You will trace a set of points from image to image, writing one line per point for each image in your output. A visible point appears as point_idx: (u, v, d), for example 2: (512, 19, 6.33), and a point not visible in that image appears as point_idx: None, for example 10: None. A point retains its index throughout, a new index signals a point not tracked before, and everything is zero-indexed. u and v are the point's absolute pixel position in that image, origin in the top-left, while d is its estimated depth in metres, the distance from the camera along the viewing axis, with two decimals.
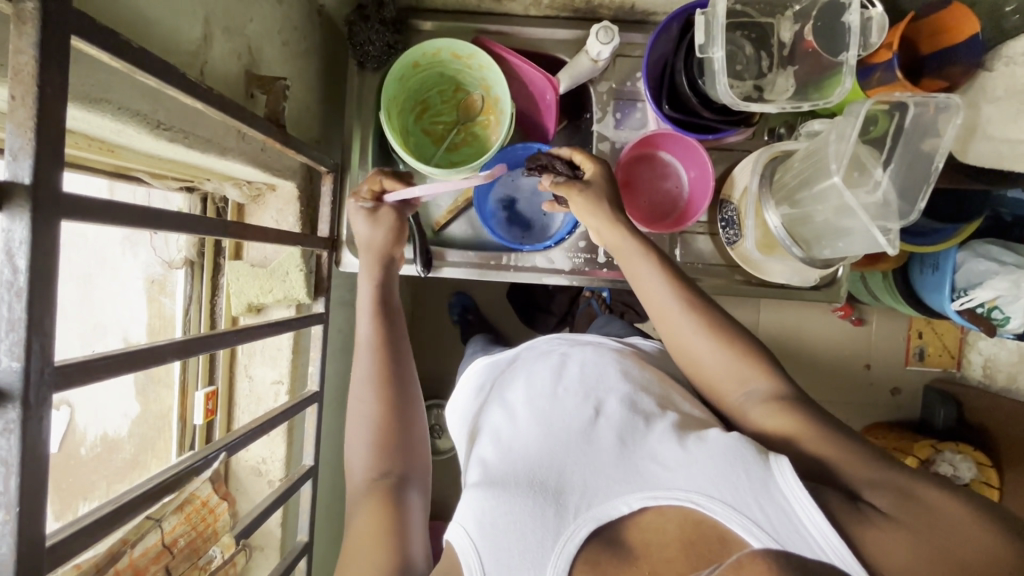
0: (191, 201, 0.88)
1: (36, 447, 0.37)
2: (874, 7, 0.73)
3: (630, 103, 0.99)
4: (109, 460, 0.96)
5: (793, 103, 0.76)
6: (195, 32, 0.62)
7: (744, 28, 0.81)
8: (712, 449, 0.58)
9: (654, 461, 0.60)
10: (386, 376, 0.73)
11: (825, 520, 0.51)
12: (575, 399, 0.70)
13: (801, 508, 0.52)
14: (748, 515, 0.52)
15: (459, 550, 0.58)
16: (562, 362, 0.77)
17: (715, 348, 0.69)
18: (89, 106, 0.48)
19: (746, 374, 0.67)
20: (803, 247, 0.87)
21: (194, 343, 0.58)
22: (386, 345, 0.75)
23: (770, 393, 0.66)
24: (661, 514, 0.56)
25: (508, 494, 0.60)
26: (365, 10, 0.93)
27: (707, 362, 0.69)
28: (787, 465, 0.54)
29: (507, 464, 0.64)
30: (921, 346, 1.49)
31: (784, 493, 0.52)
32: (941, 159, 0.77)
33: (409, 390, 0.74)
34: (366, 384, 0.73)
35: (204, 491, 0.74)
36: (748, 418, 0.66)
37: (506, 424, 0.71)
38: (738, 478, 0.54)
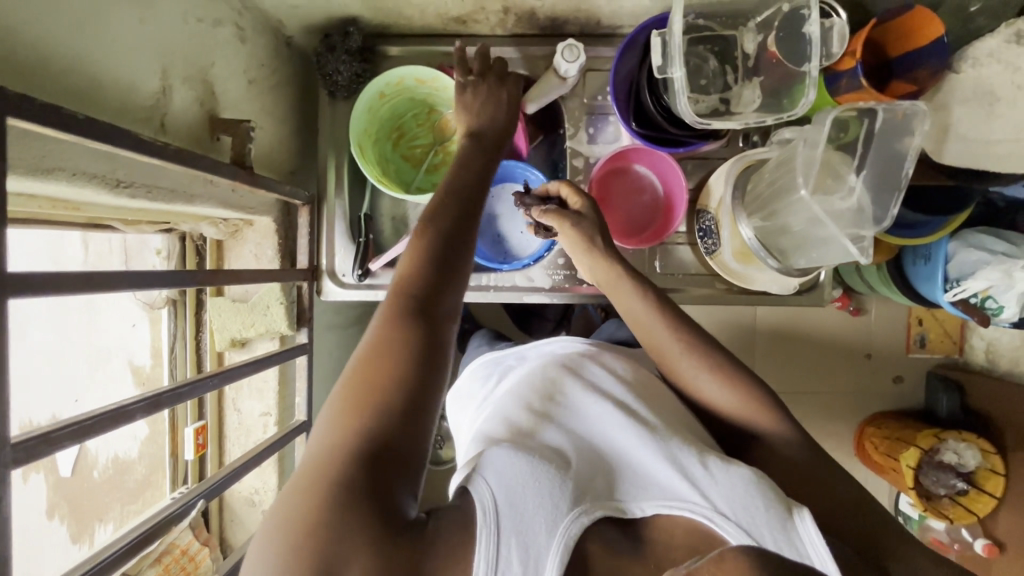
0: (170, 241, 0.92)
1: None
2: (833, 16, 0.73)
3: (602, 117, 0.99)
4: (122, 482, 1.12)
5: (758, 117, 0.76)
6: (152, 86, 0.63)
7: (706, 42, 0.80)
8: (737, 473, 0.58)
9: (678, 463, 0.59)
10: (460, 220, 0.69)
11: (835, 566, 0.52)
12: (598, 390, 0.69)
13: (815, 553, 0.53)
14: (759, 543, 0.54)
15: (474, 493, 0.53)
16: (587, 355, 0.76)
17: (724, 391, 0.69)
18: (42, 176, 0.49)
19: (755, 418, 0.68)
20: (779, 257, 0.86)
21: (165, 397, 0.58)
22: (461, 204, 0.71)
23: (777, 439, 0.67)
24: (672, 521, 0.57)
25: (535, 454, 0.57)
26: (331, 40, 0.93)
27: (718, 401, 0.70)
28: (810, 519, 0.54)
29: (533, 439, 0.61)
30: (923, 332, 1.47)
31: (801, 538, 0.54)
32: (911, 163, 0.76)
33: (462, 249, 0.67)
34: (440, 217, 0.69)
35: (183, 542, 0.85)
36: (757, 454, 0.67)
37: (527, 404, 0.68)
38: (757, 508, 0.55)
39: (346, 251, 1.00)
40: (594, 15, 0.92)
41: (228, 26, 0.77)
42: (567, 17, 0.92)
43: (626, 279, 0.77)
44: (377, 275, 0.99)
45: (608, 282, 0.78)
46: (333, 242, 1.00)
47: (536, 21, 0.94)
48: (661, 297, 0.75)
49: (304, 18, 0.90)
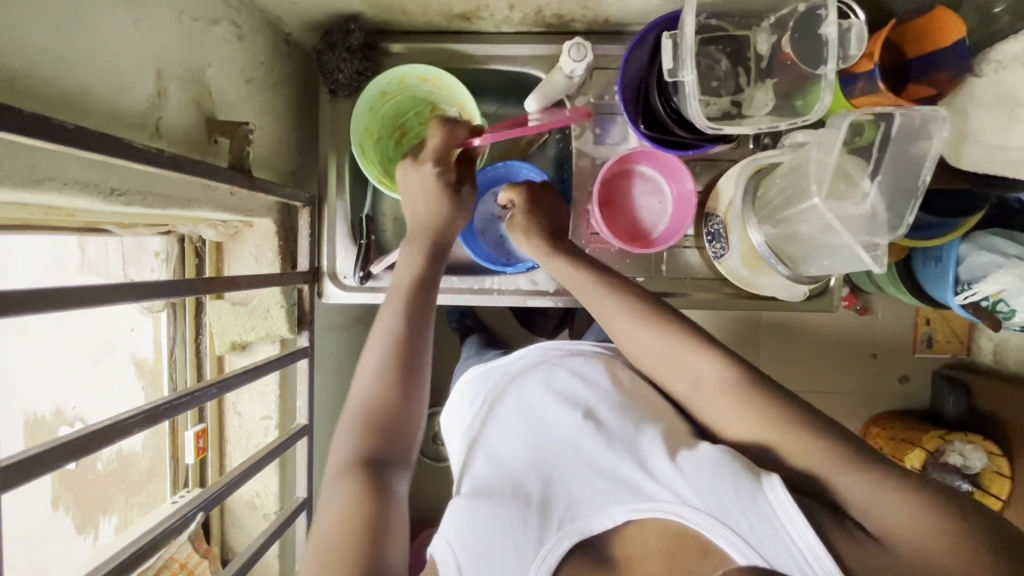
0: (167, 243, 0.90)
1: None
2: (853, 16, 0.70)
3: (608, 117, 0.97)
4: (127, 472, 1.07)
5: (771, 122, 0.74)
6: (147, 90, 0.61)
7: (718, 42, 0.77)
8: (700, 464, 0.59)
9: (643, 472, 0.62)
10: (400, 361, 0.69)
11: (816, 539, 0.51)
12: (562, 413, 0.72)
13: (791, 524, 0.52)
14: (733, 529, 0.54)
15: (441, 559, 0.61)
16: (550, 372, 0.78)
17: (651, 335, 0.71)
18: (31, 189, 0.47)
19: (682, 360, 0.68)
20: (789, 264, 0.84)
21: (161, 410, 0.57)
22: (405, 340, 0.70)
23: (710, 376, 0.66)
24: (644, 527, 0.59)
25: (491, 503, 0.63)
26: (332, 38, 0.91)
27: (647, 352, 0.71)
28: (779, 483, 0.54)
29: (493, 479, 0.67)
30: (929, 331, 1.45)
31: (772, 507, 0.53)
32: (929, 169, 0.73)
33: (414, 377, 0.69)
34: (377, 375, 0.68)
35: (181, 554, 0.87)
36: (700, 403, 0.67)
37: (496, 441, 0.73)
38: (726, 494, 0.55)
39: (348, 254, 0.99)
40: (602, 13, 0.89)
41: (225, 25, 0.75)
42: (574, 14, 0.90)
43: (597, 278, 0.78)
44: (380, 277, 0.98)
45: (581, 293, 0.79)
46: (334, 243, 0.99)
47: (542, 19, 0.91)
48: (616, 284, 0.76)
49: (303, 15, 0.88)
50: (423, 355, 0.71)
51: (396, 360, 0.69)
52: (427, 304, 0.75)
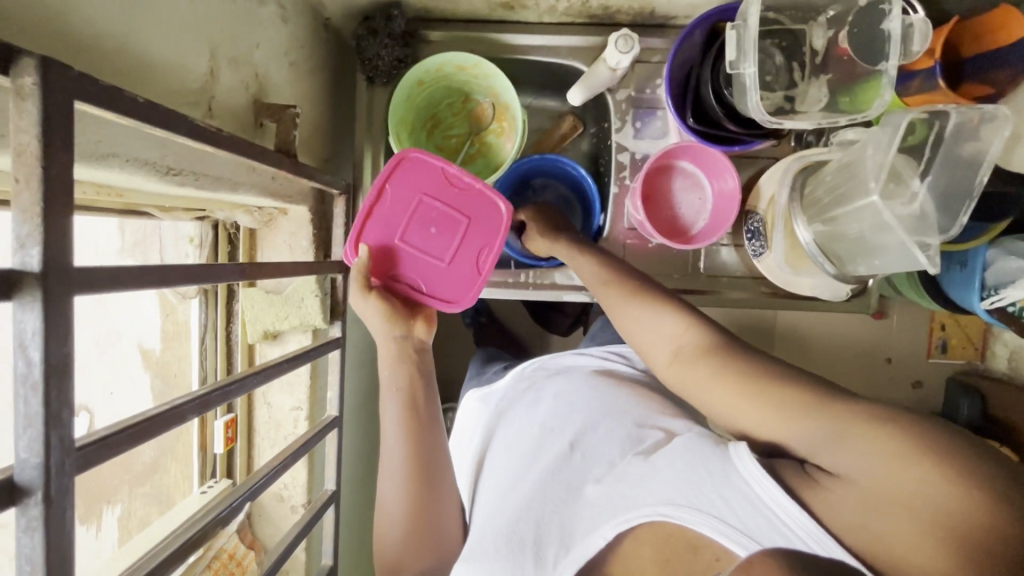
0: (202, 228, 0.86)
1: (62, 542, 0.36)
2: (915, 13, 0.69)
3: (648, 110, 0.95)
4: (130, 465, 0.92)
5: (828, 117, 0.72)
6: (200, 68, 0.59)
7: (774, 35, 0.76)
8: (673, 455, 0.56)
9: (623, 481, 0.58)
10: (416, 469, 0.72)
11: (794, 505, 0.47)
12: (549, 441, 0.70)
13: (769, 494, 0.48)
14: (716, 515, 0.49)
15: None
16: (538, 400, 0.77)
17: (647, 311, 0.66)
18: (97, 164, 0.46)
19: (673, 333, 0.63)
20: (835, 262, 0.83)
21: (213, 396, 0.56)
22: (420, 443, 0.73)
23: (692, 338, 0.61)
24: (637, 534, 0.54)
25: (488, 556, 0.61)
26: (373, 23, 0.89)
27: (639, 326, 0.66)
28: (746, 449, 0.51)
29: (488, 525, 0.64)
30: (944, 337, 1.44)
31: (744, 480, 0.49)
32: (987, 171, 0.72)
33: (437, 469, 0.73)
34: (399, 481, 0.71)
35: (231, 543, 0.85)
36: (677, 371, 0.61)
37: (494, 479, 0.71)
38: (700, 478, 0.52)
39: None
40: (648, 4, 0.88)
41: (272, 5, 0.73)
42: (620, 5, 0.88)
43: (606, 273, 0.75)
44: None
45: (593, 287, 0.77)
46: None
47: (587, 9, 0.89)
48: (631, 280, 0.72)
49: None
50: (443, 461, 0.74)
51: (411, 476, 0.71)
52: (427, 416, 0.75)
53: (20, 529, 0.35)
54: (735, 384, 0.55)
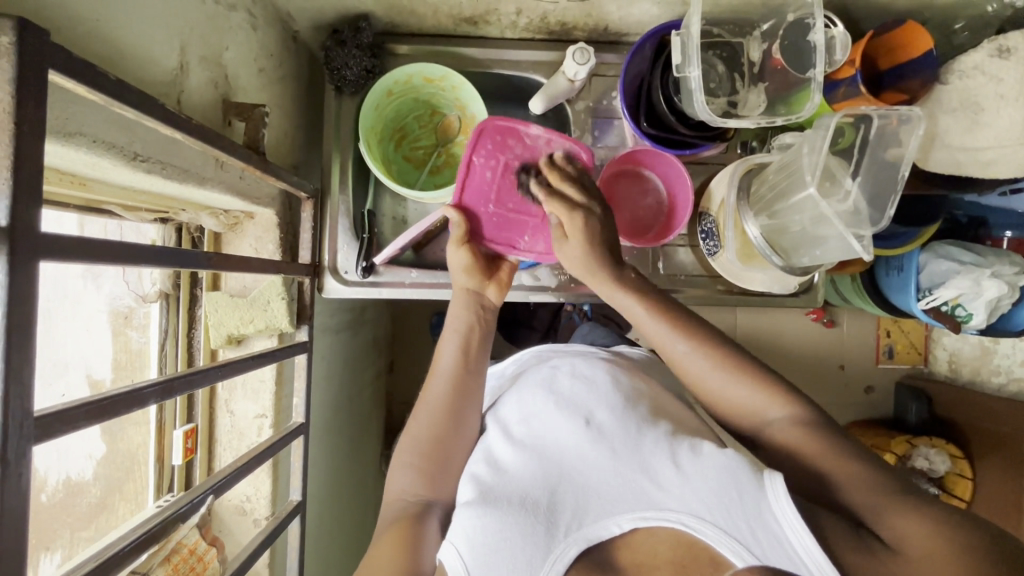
0: (165, 231, 0.85)
1: (14, 507, 0.35)
2: (836, 27, 0.78)
3: (607, 120, 1.01)
4: (72, 507, 0.84)
5: (766, 118, 0.79)
6: (170, 62, 0.61)
7: (716, 48, 0.84)
8: (705, 469, 0.60)
9: (647, 478, 0.63)
10: (449, 412, 0.77)
11: (816, 545, 0.53)
12: (567, 413, 0.71)
13: (792, 532, 0.54)
14: (739, 539, 0.55)
15: (449, 567, 0.60)
16: (553, 373, 0.78)
17: (744, 388, 0.68)
18: (63, 141, 0.46)
19: (766, 403, 0.67)
20: (782, 255, 0.89)
21: (176, 383, 0.56)
22: (457, 400, 0.77)
23: (794, 417, 0.65)
24: (652, 534, 0.60)
25: (501, 512, 0.61)
26: (342, 35, 0.92)
27: (733, 397, 0.69)
28: (782, 488, 0.56)
29: (501, 483, 0.66)
30: (890, 343, 1.51)
31: (777, 518, 0.55)
32: (906, 167, 0.80)
33: (465, 425, 0.77)
34: (434, 413, 0.76)
35: (192, 539, 0.72)
36: (772, 443, 0.66)
37: (502, 444, 0.72)
38: (733, 503, 0.57)
39: (349, 248, 0.98)
40: (602, 22, 0.94)
41: (242, 11, 0.75)
42: (577, 22, 0.95)
43: (594, 262, 0.77)
44: (381, 272, 0.98)
45: (586, 273, 0.78)
46: (335, 238, 0.98)
47: (546, 25, 0.95)
48: (687, 322, 0.73)
49: (316, 13, 0.89)
50: (471, 411, 0.78)
51: (445, 408, 0.77)
52: (475, 364, 0.80)
53: None
54: (832, 453, 0.61)
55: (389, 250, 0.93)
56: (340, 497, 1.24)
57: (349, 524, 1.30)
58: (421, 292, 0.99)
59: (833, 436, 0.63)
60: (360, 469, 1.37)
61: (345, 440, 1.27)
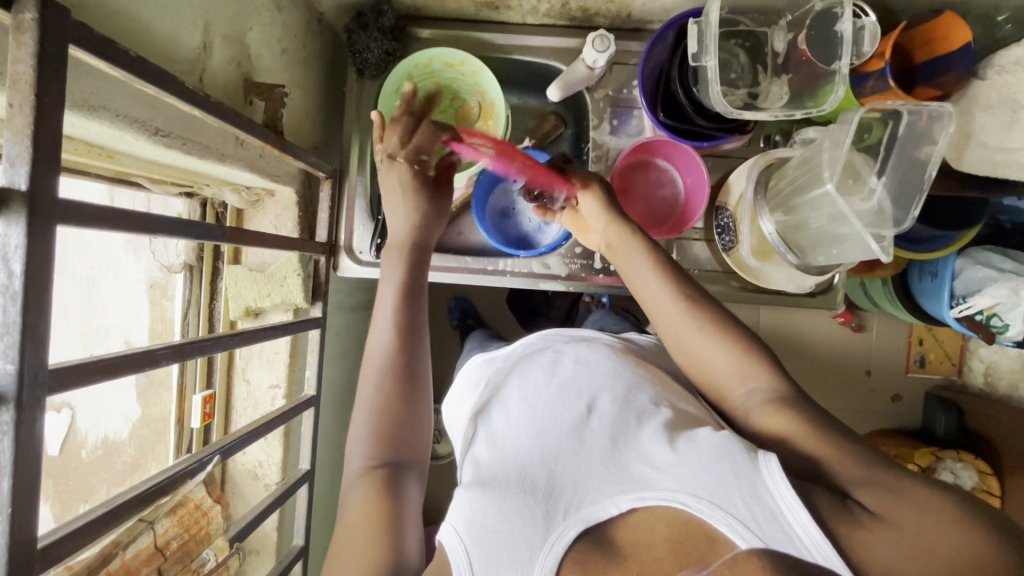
0: (191, 206, 0.89)
1: (28, 449, 0.38)
2: (866, 16, 0.74)
3: (626, 109, 1.00)
4: (109, 464, 0.94)
5: (787, 111, 0.76)
6: (193, 41, 0.63)
7: (737, 36, 0.82)
8: (702, 449, 0.59)
9: (646, 462, 0.62)
10: (397, 374, 0.70)
11: (812, 522, 0.51)
12: (568, 398, 0.72)
13: (789, 510, 0.52)
14: (735, 515, 0.53)
15: (449, 549, 0.59)
16: (556, 359, 0.80)
17: (721, 351, 0.68)
18: (87, 114, 0.49)
19: (751, 372, 0.67)
20: (798, 253, 0.87)
21: (189, 347, 0.59)
22: (406, 349, 0.72)
23: (770, 392, 0.65)
24: (650, 513, 0.57)
25: (499, 490, 0.62)
26: (365, 18, 0.94)
27: (715, 364, 0.69)
28: (776, 464, 0.54)
29: (497, 464, 0.66)
30: (922, 351, 1.45)
31: (771, 494, 0.53)
32: (935, 167, 0.76)
33: (419, 380, 0.71)
34: (383, 371, 0.70)
35: (198, 493, 0.74)
36: (754, 420, 0.64)
37: (501, 424, 0.73)
38: (726, 478, 0.55)
39: (365, 229, 1.00)
40: (625, 9, 0.93)
41: None
42: (599, 9, 0.93)
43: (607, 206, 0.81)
44: None
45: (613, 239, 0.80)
46: (351, 218, 1.00)
47: (568, 12, 0.95)
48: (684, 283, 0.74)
49: None
50: (422, 362, 0.72)
51: (393, 366, 0.70)
52: (418, 310, 0.75)
53: None
54: (800, 427, 0.60)
55: None
56: None
57: None
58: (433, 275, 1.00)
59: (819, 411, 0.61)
60: None
61: None
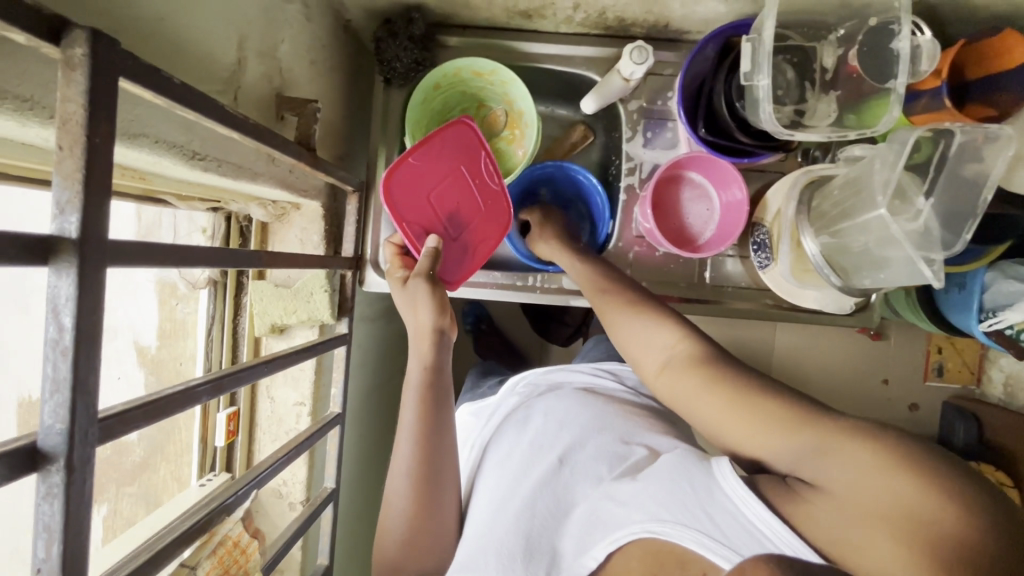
0: (215, 220, 0.87)
1: (79, 511, 0.36)
2: (923, 34, 0.71)
3: (659, 121, 0.97)
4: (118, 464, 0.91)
5: (838, 131, 0.73)
6: (228, 58, 0.61)
7: (787, 51, 0.79)
8: (661, 475, 0.57)
9: (612, 500, 0.59)
10: (425, 475, 0.69)
11: (770, 514, 0.48)
12: (540, 454, 0.71)
13: (748, 508, 0.50)
14: (702, 530, 0.49)
15: None
16: (528, 416, 0.79)
17: (646, 326, 0.67)
18: (128, 143, 0.47)
19: (663, 340, 0.65)
20: (841, 275, 0.84)
21: (225, 380, 0.57)
22: (430, 441, 0.69)
23: (690, 353, 0.61)
24: (626, 552, 0.54)
25: (480, 565, 0.60)
26: (394, 26, 0.90)
27: (636, 341, 0.67)
28: (730, 467, 0.53)
29: (479, 533, 0.65)
30: (940, 360, 1.33)
31: (728, 497, 0.51)
32: (991, 190, 0.74)
33: (442, 474, 0.70)
34: (411, 473, 0.69)
35: (235, 533, 0.75)
36: (658, 377, 0.63)
37: (482, 490, 0.72)
38: (685, 494, 0.53)
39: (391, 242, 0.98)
40: (663, 19, 0.90)
41: (298, 3, 0.75)
42: (635, 18, 0.90)
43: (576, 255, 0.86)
44: None
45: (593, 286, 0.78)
46: (377, 231, 0.98)
47: (603, 21, 0.91)
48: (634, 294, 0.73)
49: (369, 3, 0.88)
50: (445, 456, 0.71)
51: (421, 467, 0.69)
52: (442, 398, 0.71)
53: (40, 495, 0.35)
54: (743, 401, 0.54)
55: None
56: (371, 483, 1.27)
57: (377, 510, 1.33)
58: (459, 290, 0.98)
59: None
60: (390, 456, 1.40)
61: (377, 427, 1.28)
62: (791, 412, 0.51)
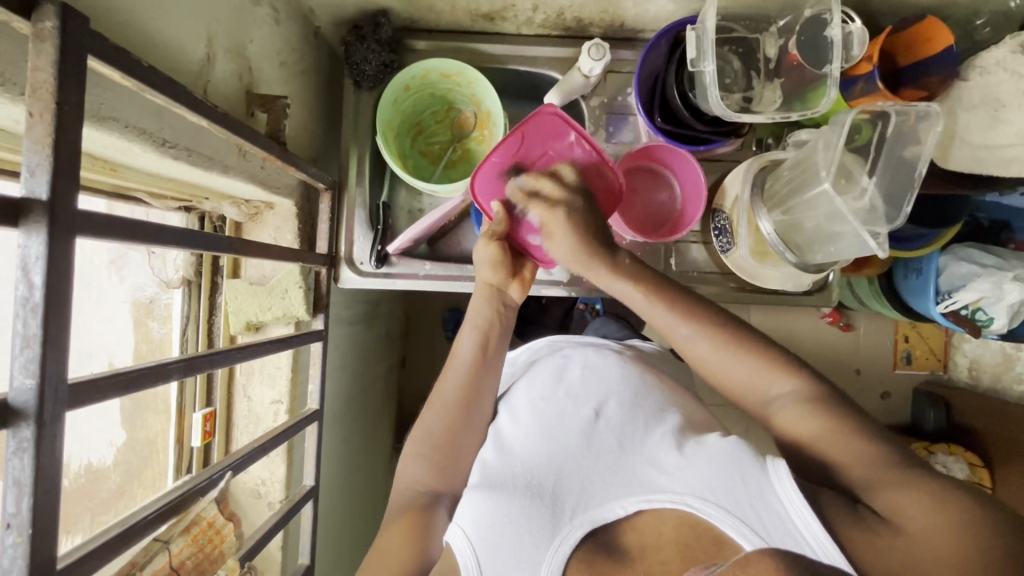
0: (188, 220, 0.88)
1: (49, 467, 0.37)
2: (853, 22, 0.77)
3: (621, 116, 1.02)
4: (93, 492, 0.84)
5: (782, 113, 0.79)
6: (198, 53, 0.63)
7: (732, 43, 0.85)
8: (713, 454, 0.60)
9: (654, 466, 0.62)
10: (460, 415, 0.76)
11: (820, 527, 0.52)
12: (576, 404, 0.72)
13: (797, 514, 0.53)
14: (744, 519, 0.54)
15: (455, 549, 0.60)
16: (563, 364, 0.79)
17: (751, 367, 0.68)
18: (98, 125, 0.49)
19: (774, 379, 0.67)
20: (797, 252, 0.89)
21: (198, 360, 0.57)
22: (474, 392, 0.77)
23: (802, 393, 0.65)
24: (657, 516, 0.58)
25: (507, 492, 0.62)
26: (361, 30, 0.94)
27: (737, 377, 0.69)
28: (785, 470, 0.55)
29: (506, 469, 0.66)
30: (908, 349, 1.39)
31: (778, 498, 0.54)
32: (925, 165, 0.79)
33: (474, 420, 0.76)
34: (444, 409, 0.76)
35: (211, 512, 0.72)
36: (782, 422, 0.65)
37: (509, 428, 0.73)
38: (735, 483, 0.56)
39: (364, 239, 1.00)
40: (618, 18, 0.95)
41: (267, 6, 0.78)
42: (593, 19, 0.95)
43: (583, 255, 0.77)
44: (395, 262, 1.00)
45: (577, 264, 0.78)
46: (351, 229, 1.00)
47: (562, 22, 0.96)
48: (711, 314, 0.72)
49: (337, 9, 0.91)
50: (484, 406, 0.78)
51: (459, 404, 0.77)
52: (491, 361, 0.80)
53: (10, 451, 0.36)
54: (836, 432, 0.60)
55: (405, 241, 0.95)
56: (352, 488, 1.25)
57: (359, 517, 1.31)
58: (434, 284, 0.99)
59: (834, 405, 0.62)
60: (372, 462, 1.39)
61: (358, 431, 1.28)
62: (877, 456, 0.57)
